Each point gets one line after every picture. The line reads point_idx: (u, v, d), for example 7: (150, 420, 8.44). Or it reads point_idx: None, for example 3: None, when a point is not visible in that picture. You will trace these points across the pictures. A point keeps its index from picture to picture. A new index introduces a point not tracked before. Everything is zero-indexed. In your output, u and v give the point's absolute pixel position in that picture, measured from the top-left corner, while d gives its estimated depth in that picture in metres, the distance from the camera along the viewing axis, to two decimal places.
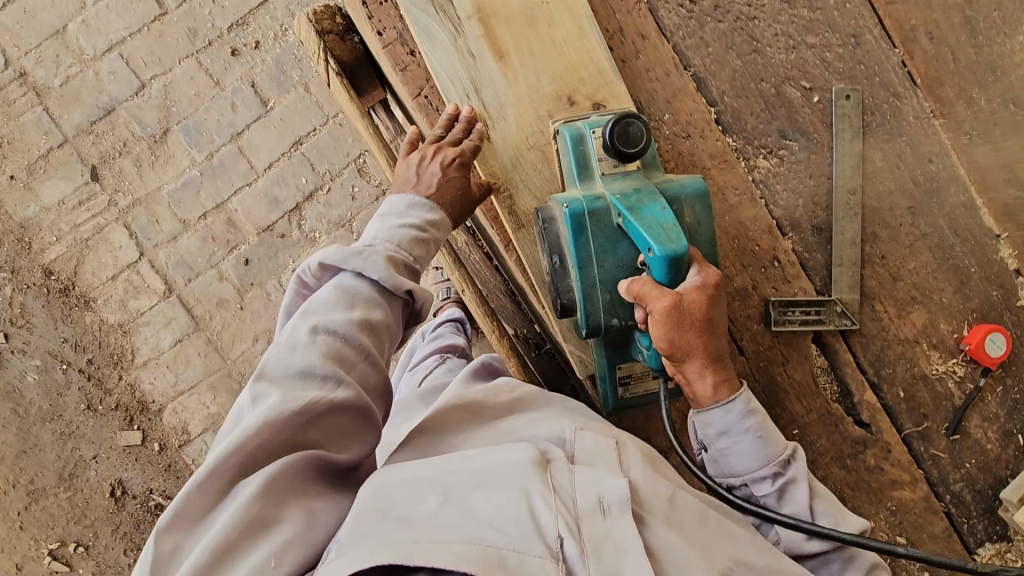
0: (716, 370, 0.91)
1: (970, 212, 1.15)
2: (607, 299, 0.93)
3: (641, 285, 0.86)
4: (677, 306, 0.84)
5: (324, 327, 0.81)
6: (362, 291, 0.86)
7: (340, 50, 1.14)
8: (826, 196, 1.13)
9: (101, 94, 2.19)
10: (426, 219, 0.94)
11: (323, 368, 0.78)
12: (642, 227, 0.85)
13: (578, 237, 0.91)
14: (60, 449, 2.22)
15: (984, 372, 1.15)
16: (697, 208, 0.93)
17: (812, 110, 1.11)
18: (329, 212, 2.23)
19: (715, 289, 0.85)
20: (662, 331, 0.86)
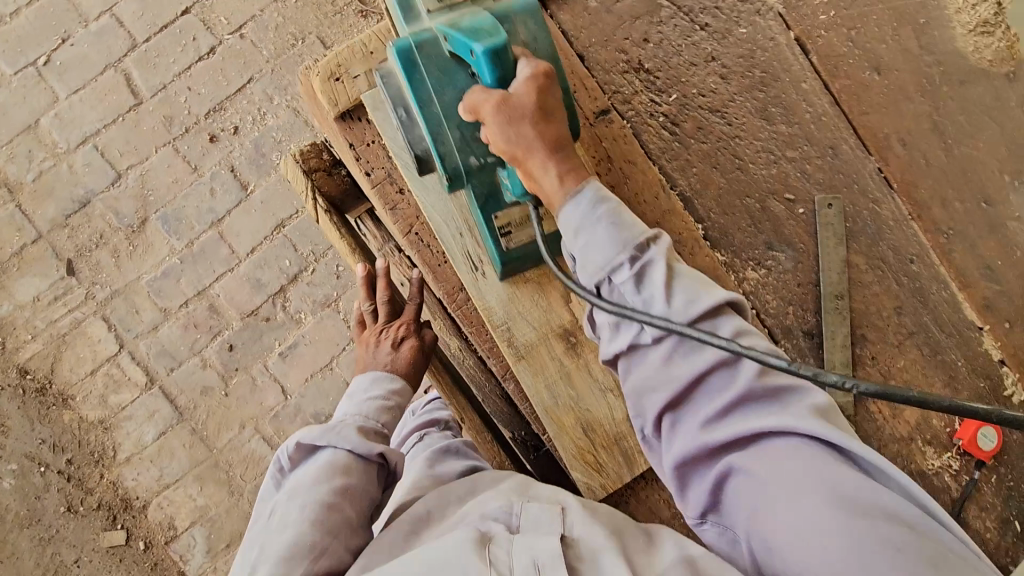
0: (565, 162, 0.85)
1: (953, 306, 1.18)
2: (457, 138, 0.91)
3: (472, 94, 0.84)
4: (506, 101, 0.82)
5: (309, 500, 0.86)
6: (341, 459, 0.92)
7: (327, 185, 1.22)
8: (815, 301, 1.15)
9: (77, 186, 2.16)
10: (389, 389, 1.07)
11: (305, 542, 0.81)
12: (461, 36, 0.84)
13: (411, 74, 0.90)
14: (38, 556, 2.12)
15: (978, 464, 1.18)
16: (529, 24, 0.92)
17: (796, 222, 1.15)
18: (314, 291, 2.21)
19: (544, 77, 0.83)
20: (500, 131, 0.83)
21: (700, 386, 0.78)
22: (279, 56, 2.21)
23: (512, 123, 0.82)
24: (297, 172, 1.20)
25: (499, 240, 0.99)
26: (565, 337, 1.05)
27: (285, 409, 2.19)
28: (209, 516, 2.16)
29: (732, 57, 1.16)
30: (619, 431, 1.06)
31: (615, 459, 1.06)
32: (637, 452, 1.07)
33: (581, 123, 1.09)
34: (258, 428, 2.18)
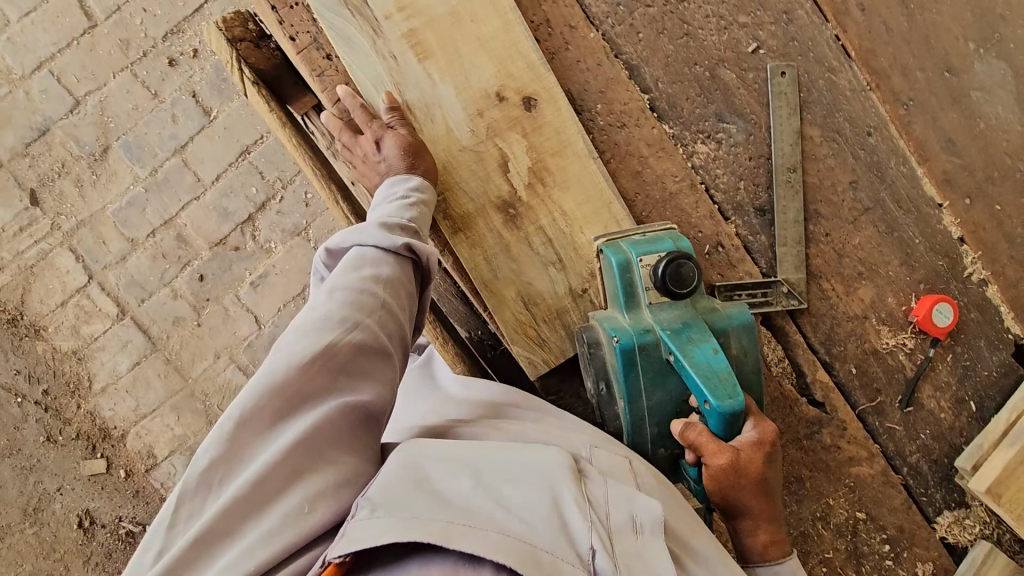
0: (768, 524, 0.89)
1: (911, 182, 1.14)
2: (654, 432, 0.96)
3: (696, 435, 0.87)
4: (734, 464, 0.85)
5: (338, 285, 0.83)
6: (369, 253, 0.87)
7: (255, 57, 1.11)
8: (767, 176, 1.11)
9: (35, 114, 2.11)
10: (408, 189, 0.93)
11: (342, 315, 0.80)
12: (697, 377, 0.87)
13: (629, 370, 0.94)
14: (21, 484, 2.15)
15: (934, 342, 1.15)
16: (744, 339, 0.95)
17: (748, 91, 1.10)
18: (283, 220, 2.17)
19: (771, 447, 0.86)
20: (714, 484, 0.87)
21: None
22: None
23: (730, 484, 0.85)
24: (220, 39, 1.08)
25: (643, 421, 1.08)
26: (504, 210, 1.02)
27: (258, 339, 2.19)
28: (188, 445, 2.18)
29: None
30: (560, 305, 1.05)
31: (557, 333, 1.05)
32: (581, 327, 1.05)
33: None
34: (232, 357, 2.18)
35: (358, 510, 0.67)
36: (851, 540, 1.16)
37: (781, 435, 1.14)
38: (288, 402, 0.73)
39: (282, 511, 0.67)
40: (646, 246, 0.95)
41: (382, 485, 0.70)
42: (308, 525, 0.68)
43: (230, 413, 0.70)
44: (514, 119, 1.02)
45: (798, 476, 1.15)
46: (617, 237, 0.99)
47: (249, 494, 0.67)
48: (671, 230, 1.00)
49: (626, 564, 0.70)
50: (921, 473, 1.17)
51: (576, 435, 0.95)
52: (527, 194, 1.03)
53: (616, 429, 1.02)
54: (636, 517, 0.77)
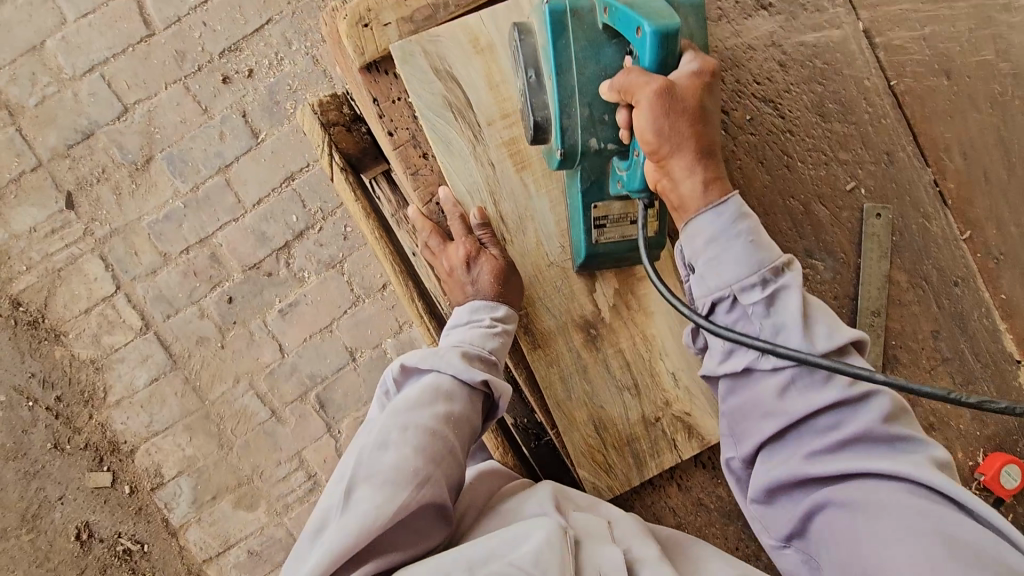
0: (708, 171, 0.83)
1: (993, 336, 1.12)
2: (585, 116, 0.93)
3: (626, 75, 0.83)
4: (668, 89, 0.80)
5: (413, 424, 0.88)
6: (445, 383, 0.94)
7: (346, 142, 1.21)
8: (850, 316, 1.08)
9: (80, 116, 2.07)
10: (493, 317, 1.02)
11: (413, 465, 0.83)
12: (630, 12, 0.83)
13: (559, 36, 0.91)
14: (22, 489, 2.10)
15: (997, 501, 1.12)
16: (692, 17, 0.91)
17: (839, 229, 1.08)
18: (320, 251, 2.14)
19: (710, 72, 0.81)
20: (648, 118, 0.80)
21: (808, 423, 0.79)
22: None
23: (669, 111, 0.79)
24: (315, 123, 1.16)
25: (591, 233, 1.03)
26: (585, 330, 1.10)
27: (281, 367, 2.16)
28: (197, 467, 2.15)
29: (794, 44, 1.08)
30: (631, 432, 1.11)
31: (625, 463, 1.11)
32: (648, 456, 1.12)
33: None
34: (252, 383, 2.15)
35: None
36: None
37: None
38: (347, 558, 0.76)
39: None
40: None
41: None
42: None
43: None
44: None
45: None
46: None
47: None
48: None
49: None
50: None
51: (552, 495, 0.97)
52: (609, 315, 1.10)
53: (546, 122, 0.98)
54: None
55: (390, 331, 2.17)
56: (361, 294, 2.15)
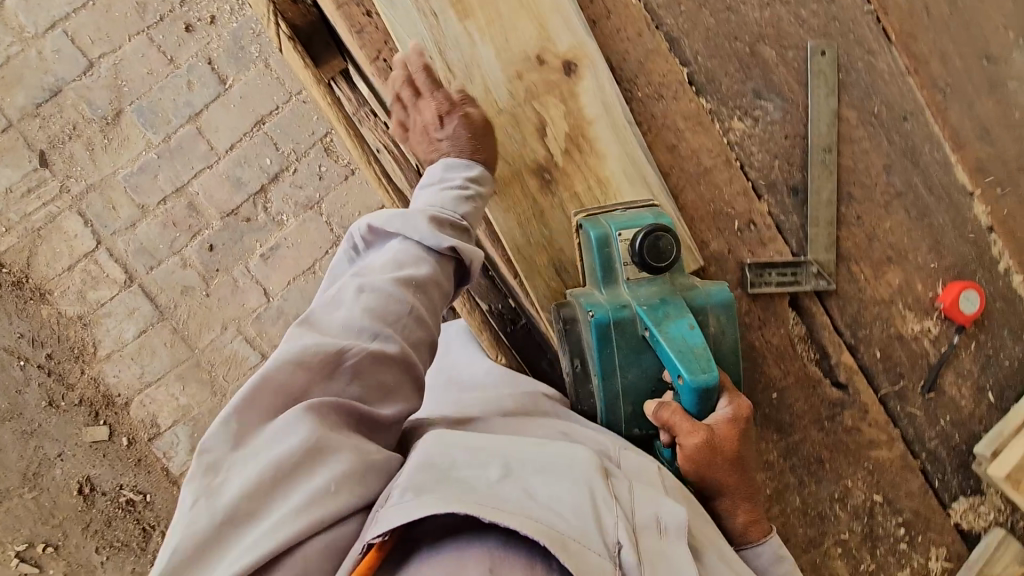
0: (750, 513, 0.91)
1: (944, 169, 1.14)
2: (629, 411, 0.96)
3: (670, 415, 0.87)
4: (708, 443, 0.85)
5: (370, 285, 0.81)
6: (409, 249, 0.86)
7: (292, 12, 1.17)
8: (802, 156, 1.11)
9: (47, 74, 2.08)
10: (468, 183, 0.92)
11: (361, 324, 0.77)
12: (671, 351, 0.87)
13: (603, 348, 0.93)
14: (22, 449, 2.13)
15: (958, 329, 1.16)
16: (722, 317, 0.95)
17: (786, 70, 1.09)
18: (296, 192, 2.15)
19: (745, 424, 0.86)
20: (692, 468, 0.86)
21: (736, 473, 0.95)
22: None
23: (710, 471, 0.86)
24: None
25: None
26: (540, 174, 1.00)
27: (267, 311, 2.17)
28: (192, 415, 2.17)
29: None
30: None
31: None
32: None
33: None
34: (240, 328, 2.16)
35: (393, 495, 0.65)
36: (867, 522, 1.17)
37: (804, 415, 1.14)
38: (301, 399, 0.71)
39: (296, 523, 0.63)
40: (625, 222, 0.95)
41: (415, 470, 0.68)
42: (324, 513, 0.65)
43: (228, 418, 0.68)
44: (552, 84, 1.00)
45: (818, 457, 1.15)
46: (596, 213, 0.98)
47: (253, 492, 0.64)
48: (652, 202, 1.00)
49: (652, 563, 0.68)
50: (939, 459, 1.18)
51: (601, 437, 0.92)
52: (563, 160, 1.01)
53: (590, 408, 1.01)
54: (668, 521, 0.74)
55: None
56: (340, 233, 2.16)
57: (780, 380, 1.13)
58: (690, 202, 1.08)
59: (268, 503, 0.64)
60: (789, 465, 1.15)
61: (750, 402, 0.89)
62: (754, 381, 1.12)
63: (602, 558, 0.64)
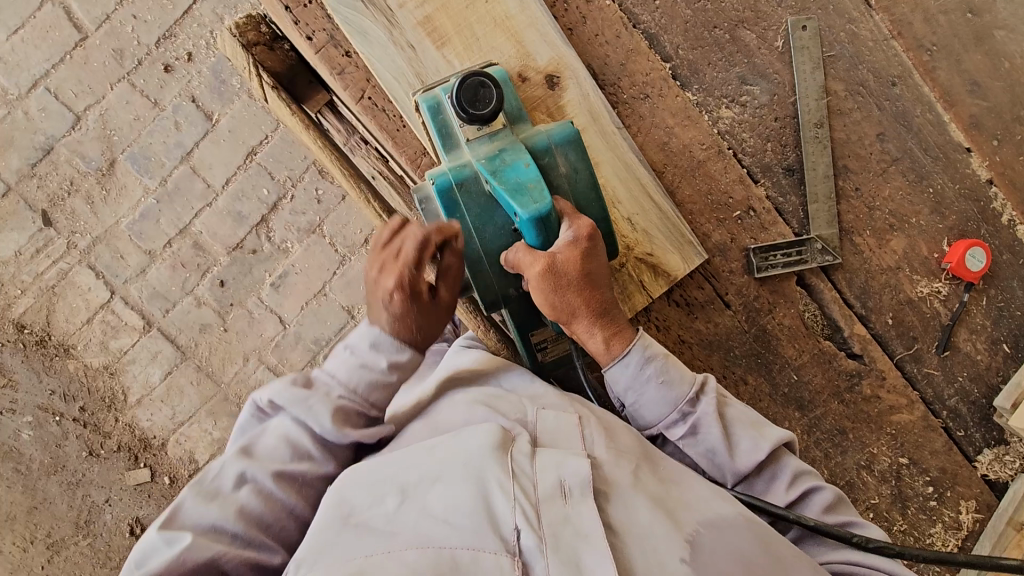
0: (608, 326, 0.92)
1: (938, 129, 1.14)
2: (497, 272, 0.96)
3: (516, 254, 0.89)
4: (550, 268, 0.87)
5: (251, 476, 0.83)
6: (302, 439, 0.87)
7: (271, 60, 1.21)
8: (794, 135, 1.11)
9: (36, 133, 2.10)
10: (390, 360, 0.90)
11: (236, 526, 0.79)
12: (505, 190, 0.86)
13: (452, 212, 0.92)
14: (70, 499, 2.20)
15: (967, 286, 1.16)
16: (570, 155, 0.92)
17: (769, 51, 1.09)
18: (297, 219, 2.17)
19: (586, 242, 0.87)
20: (542, 297, 0.89)
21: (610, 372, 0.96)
22: None
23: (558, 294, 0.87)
24: (236, 46, 1.17)
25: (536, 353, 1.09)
26: None
27: (285, 338, 2.19)
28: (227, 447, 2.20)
29: None
30: None
31: None
32: None
33: None
34: (262, 358, 2.19)
35: (289, 571, 0.69)
36: (896, 485, 1.18)
37: (823, 389, 1.16)
38: None
39: None
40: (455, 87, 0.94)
41: (312, 537, 0.73)
42: None
43: None
44: (537, 100, 1.00)
45: (841, 428, 1.17)
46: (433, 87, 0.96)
47: None
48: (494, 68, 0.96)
49: (553, 536, 0.71)
50: (961, 414, 1.20)
51: (522, 401, 0.96)
52: None
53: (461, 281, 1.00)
54: (571, 481, 0.78)
55: None
56: (346, 253, 2.17)
57: (795, 359, 1.14)
58: (688, 196, 1.09)
59: None
60: (812, 440, 1.16)
61: (592, 219, 0.89)
62: (769, 364, 1.14)
63: (500, 558, 0.69)
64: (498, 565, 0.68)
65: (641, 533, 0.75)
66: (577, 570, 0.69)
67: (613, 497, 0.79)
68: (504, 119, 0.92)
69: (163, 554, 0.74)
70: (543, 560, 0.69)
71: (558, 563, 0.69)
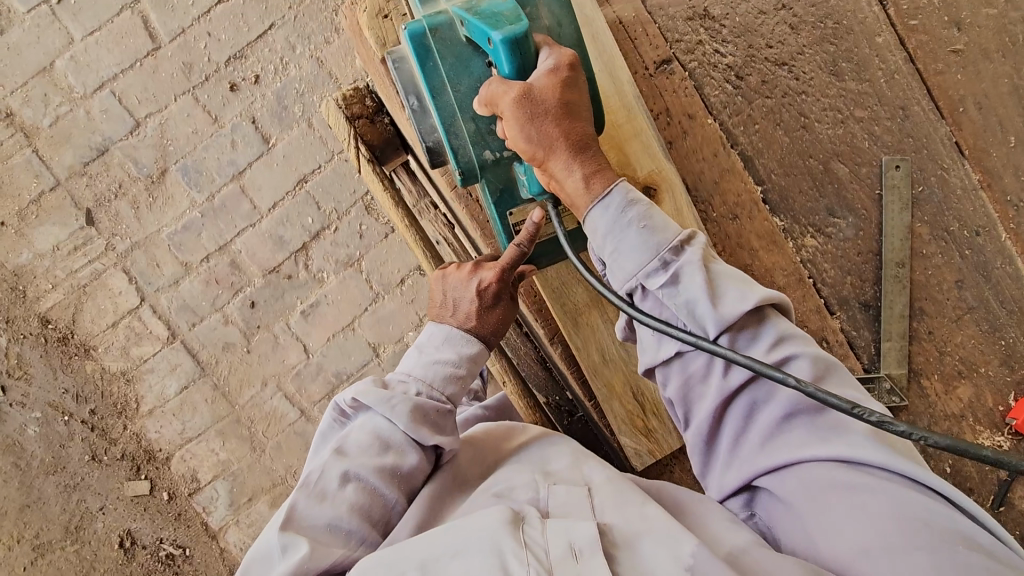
0: (590, 165, 0.83)
1: (1018, 283, 1.13)
2: (472, 130, 0.94)
3: (490, 86, 0.83)
4: (527, 94, 0.80)
5: (354, 474, 0.87)
6: (393, 435, 0.91)
7: (371, 133, 1.22)
8: (874, 271, 1.10)
9: (94, 133, 2.11)
10: (460, 353, 0.97)
11: (350, 524, 0.85)
12: (476, 20, 0.84)
13: (425, 59, 0.92)
14: (64, 502, 2.15)
15: None
16: (553, 6, 0.89)
17: (859, 185, 1.09)
18: (337, 250, 2.16)
19: (565, 69, 0.81)
20: (516, 127, 0.81)
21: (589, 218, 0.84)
22: (302, 3, 2.11)
23: (533, 123, 0.80)
24: (340, 117, 1.20)
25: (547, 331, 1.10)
26: None
27: (307, 368, 2.16)
28: (231, 470, 2.16)
29: (804, 6, 1.09)
30: None
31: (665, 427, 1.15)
32: None
33: (639, 73, 1.05)
34: (281, 384, 2.16)
35: None
36: None
37: None
38: None
39: None
40: None
41: None
42: None
43: None
44: None
45: None
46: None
47: None
48: None
49: None
50: None
51: (532, 474, 0.93)
52: None
53: (435, 144, 1.00)
54: (583, 546, 0.75)
55: (412, 326, 2.16)
56: (380, 291, 2.16)
57: None
58: None
59: None
60: None
61: (576, 52, 0.84)
62: None
63: None
64: None
65: None
66: None
67: (626, 554, 0.76)
68: None
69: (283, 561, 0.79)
70: None
71: None
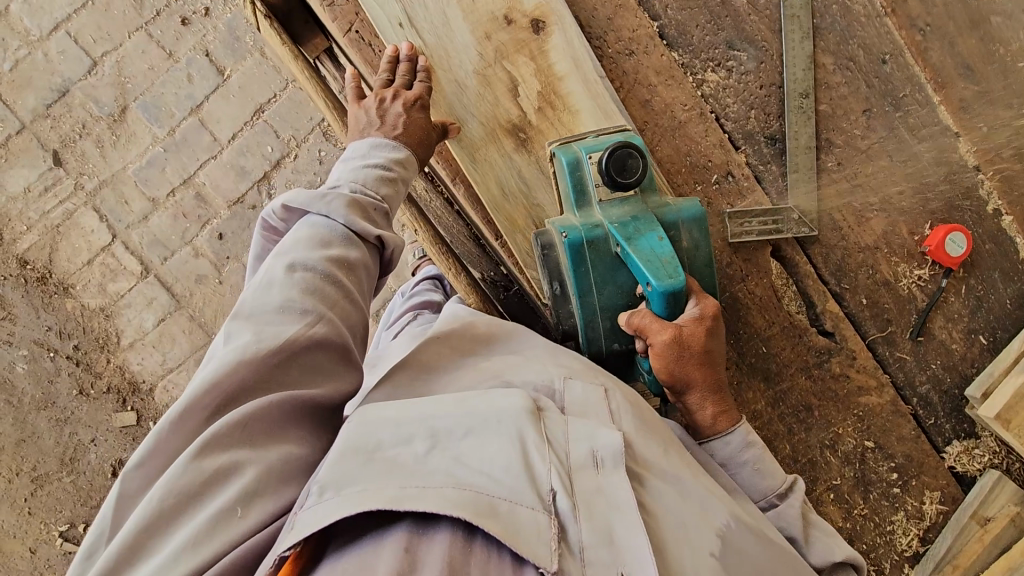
0: (718, 403, 0.95)
1: (928, 110, 1.13)
2: (607, 326, 1.01)
3: (641, 318, 0.94)
4: (677, 339, 0.91)
5: (301, 263, 0.79)
6: (335, 232, 0.84)
7: None
8: (778, 104, 1.13)
9: (54, 75, 2.16)
10: (391, 157, 0.94)
11: (301, 303, 0.76)
12: (640, 261, 0.91)
13: (578, 266, 0.97)
14: (58, 436, 2.23)
15: (946, 273, 1.14)
16: (694, 232, 0.98)
17: (758, 18, 1.12)
18: (298, 178, 2.19)
19: (713, 319, 0.92)
20: (663, 363, 0.93)
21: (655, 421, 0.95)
22: None
23: (678, 368, 0.91)
24: None
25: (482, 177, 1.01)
26: (514, 133, 1.09)
27: None
28: None
29: None
30: None
31: None
32: None
33: None
34: None
35: (309, 496, 0.61)
36: (859, 468, 1.17)
37: (791, 363, 1.15)
38: (220, 406, 0.69)
39: (198, 558, 0.60)
40: (594, 146, 0.99)
41: (332, 459, 0.64)
42: (241, 531, 0.63)
43: (175, 407, 0.67)
44: (521, 42, 1.09)
45: (807, 405, 1.16)
46: (568, 141, 1.03)
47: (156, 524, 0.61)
48: (622, 129, 1.02)
49: (588, 507, 0.66)
50: (931, 403, 1.18)
51: (546, 363, 0.89)
52: (535, 118, 1.09)
53: (571, 327, 1.06)
54: (605, 453, 0.72)
55: None
56: None
57: (765, 330, 1.14)
58: (667, 154, 1.12)
59: (171, 530, 0.62)
60: (777, 413, 1.15)
61: (717, 300, 0.95)
62: (737, 331, 1.13)
63: (537, 514, 0.63)
64: (537, 521, 0.62)
65: (675, 523, 0.71)
66: (610, 540, 0.64)
67: (644, 479, 0.74)
68: (638, 190, 0.98)
69: (230, 346, 0.72)
70: (579, 528, 0.64)
71: (592, 534, 0.64)
